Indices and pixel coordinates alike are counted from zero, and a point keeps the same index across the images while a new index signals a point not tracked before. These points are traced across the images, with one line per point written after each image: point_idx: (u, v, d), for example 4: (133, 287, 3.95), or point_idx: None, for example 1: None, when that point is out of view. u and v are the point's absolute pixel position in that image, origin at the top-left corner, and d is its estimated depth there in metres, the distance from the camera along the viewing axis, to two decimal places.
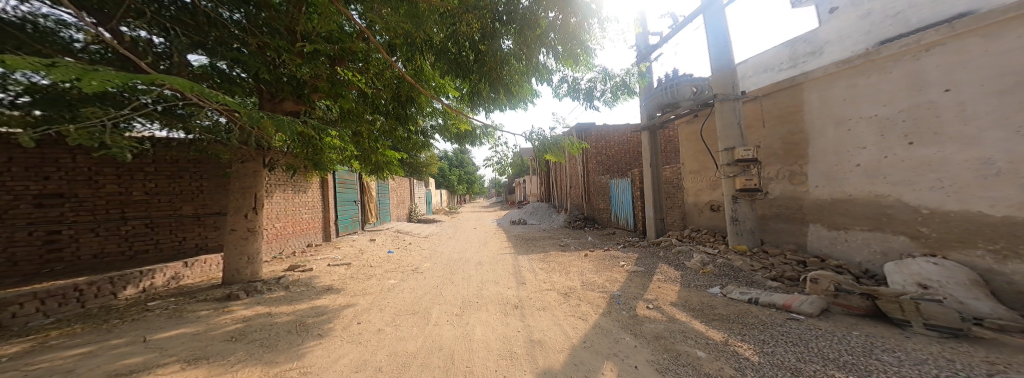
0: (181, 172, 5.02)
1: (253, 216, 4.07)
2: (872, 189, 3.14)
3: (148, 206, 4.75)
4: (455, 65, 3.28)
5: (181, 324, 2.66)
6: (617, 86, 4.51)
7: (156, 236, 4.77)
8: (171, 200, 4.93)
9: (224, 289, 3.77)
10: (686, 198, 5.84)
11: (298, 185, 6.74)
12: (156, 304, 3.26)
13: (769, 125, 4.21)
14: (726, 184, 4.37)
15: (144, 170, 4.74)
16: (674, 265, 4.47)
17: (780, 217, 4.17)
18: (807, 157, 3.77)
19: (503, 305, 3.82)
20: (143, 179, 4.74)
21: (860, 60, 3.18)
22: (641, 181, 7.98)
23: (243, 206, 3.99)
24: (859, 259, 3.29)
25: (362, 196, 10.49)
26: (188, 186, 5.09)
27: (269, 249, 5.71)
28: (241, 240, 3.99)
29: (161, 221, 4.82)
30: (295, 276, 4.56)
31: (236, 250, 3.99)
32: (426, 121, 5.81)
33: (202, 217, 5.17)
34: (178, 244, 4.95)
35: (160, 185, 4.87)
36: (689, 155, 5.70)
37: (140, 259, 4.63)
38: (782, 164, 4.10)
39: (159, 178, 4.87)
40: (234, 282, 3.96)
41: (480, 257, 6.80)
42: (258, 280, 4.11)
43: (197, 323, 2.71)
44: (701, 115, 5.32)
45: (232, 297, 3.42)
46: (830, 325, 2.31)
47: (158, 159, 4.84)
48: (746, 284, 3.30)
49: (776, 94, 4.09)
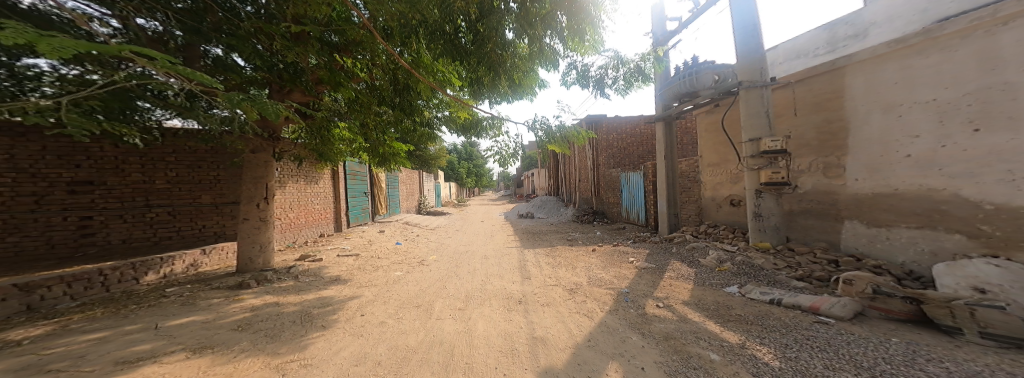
0: (200, 161, 5.15)
1: (265, 205, 4.15)
2: (923, 183, 2.83)
3: (170, 194, 4.92)
4: (453, 48, 3.19)
5: (192, 312, 2.72)
6: (630, 73, 4.29)
7: (177, 223, 4.95)
8: (190, 189, 5.07)
9: (236, 277, 3.88)
10: (704, 192, 5.56)
11: (310, 176, 6.87)
12: (172, 290, 3.37)
13: (803, 113, 3.89)
14: (749, 177, 4.01)
15: (165, 159, 4.89)
16: (688, 261, 4.26)
17: (811, 213, 3.88)
18: (846, 148, 3.45)
19: (507, 300, 3.77)
20: (165, 168, 4.90)
21: (918, 39, 2.85)
22: (654, 174, 7.69)
23: (254, 196, 4.05)
24: (903, 259, 3.00)
25: (372, 189, 10.65)
26: (206, 175, 5.21)
27: (283, 238, 5.90)
28: (253, 229, 4.08)
29: (182, 209, 4.99)
30: (304, 266, 4.65)
31: (248, 239, 4.08)
32: (433, 112, 5.94)
33: (220, 206, 5.30)
34: (199, 232, 5.12)
35: (181, 174, 5.01)
36: (709, 147, 5.40)
37: (164, 244, 4.85)
38: (815, 156, 3.79)
39: (179, 168, 5.00)
40: (247, 271, 4.06)
41: (486, 250, 6.75)
42: (270, 269, 4.20)
43: (207, 311, 2.76)
44: (722, 104, 5.01)
45: (243, 286, 3.49)
46: (866, 330, 2.06)
47: (178, 149, 4.98)
48: (767, 283, 3.05)
49: (812, 80, 3.77)
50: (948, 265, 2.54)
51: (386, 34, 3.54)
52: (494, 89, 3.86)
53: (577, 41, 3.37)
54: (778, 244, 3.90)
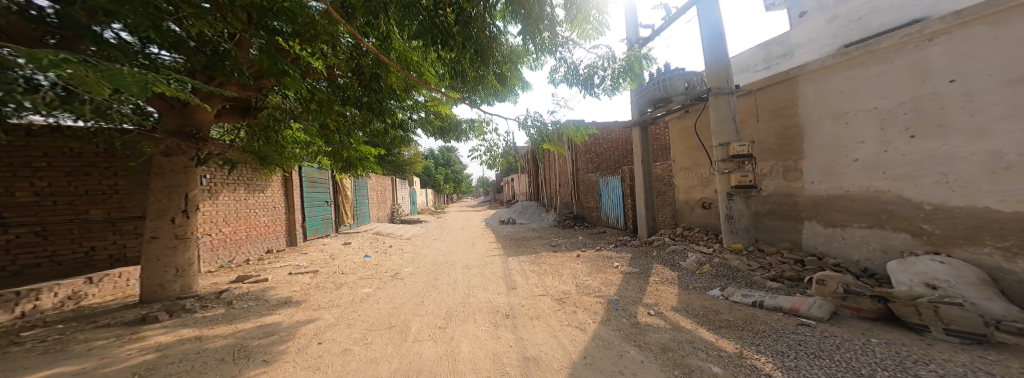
0: (88, 168, 4.13)
1: (182, 220, 3.63)
2: (871, 185, 3.05)
3: (39, 209, 3.79)
4: (433, 25, 2.60)
5: (61, 361, 2.16)
6: (620, 72, 4.30)
7: (51, 246, 3.81)
8: (72, 201, 4.00)
9: (139, 309, 3.24)
10: (677, 196, 5.73)
11: (252, 185, 6.11)
12: (34, 333, 2.66)
13: (763, 119, 4.12)
14: (720, 181, 4.12)
15: (32, 165, 3.79)
16: (670, 265, 4.32)
17: (775, 214, 4.09)
18: (803, 152, 3.68)
19: (492, 315, 3.56)
20: (32, 177, 3.79)
21: (859, 51, 3.08)
22: (631, 178, 7.87)
23: (166, 209, 3.52)
24: (857, 257, 3.21)
25: (338, 197, 9.87)
26: (97, 185, 4.19)
27: (214, 258, 5.11)
28: (166, 249, 3.51)
29: (58, 228, 3.88)
30: (243, 288, 4.07)
31: (159, 262, 3.48)
32: (406, 114, 5.66)
33: (118, 222, 4.30)
34: (85, 257, 4.03)
35: (57, 184, 3.93)
36: (681, 151, 5.58)
37: (29, 275, 3.65)
38: (775, 160, 4.01)
39: (55, 176, 3.93)
40: (154, 301, 3.43)
41: (467, 259, 6.44)
42: (190, 295, 3.65)
43: (85, 358, 2.22)
44: (692, 111, 5.18)
45: (148, 320, 2.90)
46: (845, 331, 2.07)
47: (52, 152, 3.90)
48: (744, 285, 3.10)
49: (770, 88, 3.99)
50: (899, 263, 2.71)
51: (345, 14, 2.94)
52: (480, 77, 3.67)
53: (579, 21, 3.14)
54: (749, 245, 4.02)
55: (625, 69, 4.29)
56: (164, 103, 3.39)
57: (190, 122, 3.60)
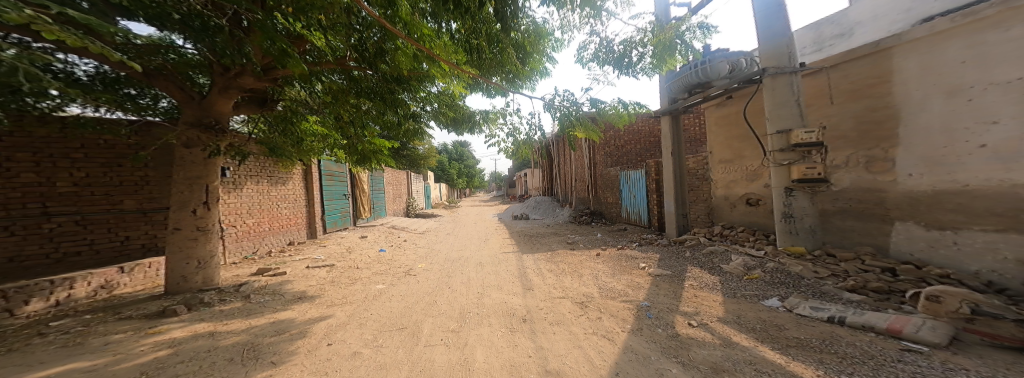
0: (121, 158, 4.02)
1: (203, 212, 3.29)
2: (1005, 177, 2.31)
3: (78, 199, 3.74)
4: None
5: (71, 357, 1.87)
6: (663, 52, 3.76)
7: (90, 235, 3.78)
8: (108, 192, 3.92)
9: (162, 301, 2.95)
10: (715, 191, 5.19)
11: (274, 177, 6.09)
12: (58, 325, 2.38)
13: (838, 101, 3.41)
14: (777, 175, 3.52)
15: (70, 156, 3.72)
16: (708, 268, 3.83)
17: (847, 213, 3.42)
18: (895, 139, 2.93)
19: (509, 318, 3.27)
20: (69, 167, 3.71)
21: (995, 7, 2.35)
22: (657, 173, 7.29)
23: (188, 201, 3.20)
24: (976, 267, 2.48)
25: (353, 191, 9.91)
26: (130, 176, 4.09)
27: (239, 249, 5.09)
28: (188, 241, 3.19)
29: (96, 218, 3.83)
30: (261, 282, 3.80)
31: (180, 253, 3.17)
32: (418, 105, 5.37)
33: (149, 212, 4.21)
34: (120, 246, 3.98)
35: (93, 174, 3.85)
36: (719, 142, 5.03)
37: (72, 262, 3.64)
38: (853, 149, 3.30)
39: (92, 167, 3.85)
40: (176, 293, 3.14)
41: (481, 256, 6.20)
42: (213, 287, 3.35)
43: (97, 354, 1.92)
44: (736, 96, 4.60)
45: (166, 313, 2.53)
46: (978, 364, 1.56)
47: (88, 143, 3.81)
48: (816, 297, 2.56)
49: (849, 64, 3.27)
50: None
51: None
52: (501, 60, 3.47)
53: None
54: (813, 249, 3.41)
55: (687, 44, 3.67)
56: (184, 94, 3.15)
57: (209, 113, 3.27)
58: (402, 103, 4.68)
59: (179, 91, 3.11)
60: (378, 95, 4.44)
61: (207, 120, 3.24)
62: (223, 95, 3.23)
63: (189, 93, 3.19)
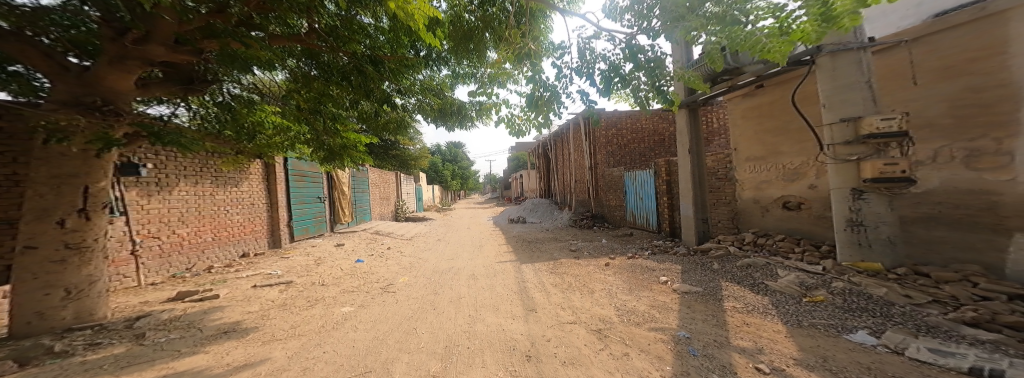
0: None
1: (77, 223, 2.47)
2: None
3: None
4: None
5: None
6: None
7: None
8: None
9: None
10: (743, 193, 4.62)
11: (221, 178, 5.24)
12: None
13: (925, 80, 2.89)
14: (838, 173, 3.03)
15: None
16: (750, 285, 3.26)
17: (936, 220, 2.84)
18: (1014, 124, 2.38)
19: (509, 354, 2.55)
20: None
21: None
22: (668, 173, 6.70)
23: (52, 209, 2.35)
24: None
25: (331, 193, 9.05)
26: None
27: (163, 266, 4.19)
28: (49, 264, 2.34)
29: None
30: (174, 315, 2.96)
31: (37, 281, 2.31)
32: (405, 99, 4.76)
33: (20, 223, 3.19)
34: None
35: None
36: (750, 136, 4.51)
37: None
38: (948, 140, 2.75)
39: None
40: (27, 337, 2.27)
41: (474, 266, 5.46)
42: (86, 327, 2.48)
43: None
44: (767, 85, 4.15)
45: None
46: None
47: None
48: (931, 336, 1.91)
49: (944, 35, 2.76)
50: None
51: None
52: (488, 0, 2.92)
53: None
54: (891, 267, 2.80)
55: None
56: (51, 64, 2.27)
57: (96, 84, 2.41)
58: (376, 90, 3.91)
59: (43, 59, 2.23)
60: (348, 79, 3.76)
61: (87, 99, 2.41)
62: (116, 68, 2.36)
63: (60, 62, 2.32)
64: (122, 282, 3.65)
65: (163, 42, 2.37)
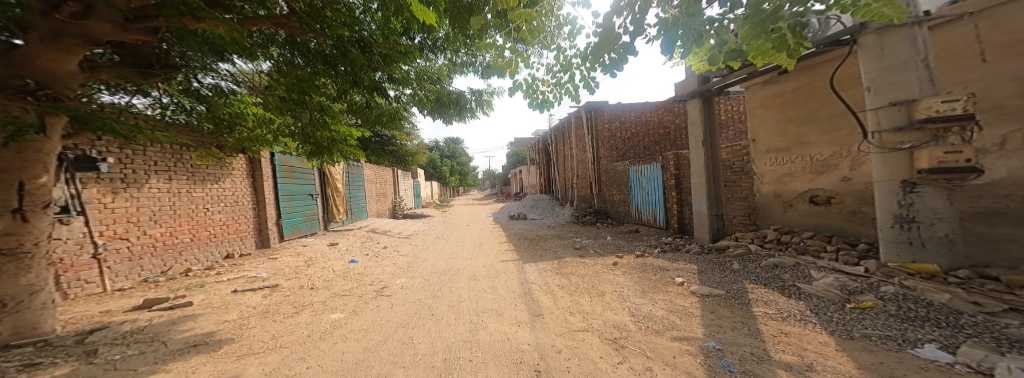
0: None
1: (13, 225, 2.30)
2: None
3: None
4: None
5: None
6: None
7: None
8: None
9: None
10: (763, 187, 4.33)
11: (199, 174, 5.01)
12: None
13: (993, 57, 2.63)
14: (888, 164, 2.75)
15: None
16: (779, 288, 3.00)
17: (1004, 215, 2.59)
18: None
19: (515, 366, 2.26)
20: None
21: None
22: (676, 167, 6.41)
23: None
24: None
25: (324, 190, 8.72)
26: None
27: (134, 269, 4.00)
28: None
29: None
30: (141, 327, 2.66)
31: None
32: (399, 89, 4.43)
33: None
34: None
35: None
36: (770, 127, 4.19)
37: None
38: (1021, 125, 2.51)
39: None
40: None
41: (474, 265, 5.17)
42: (24, 343, 2.33)
43: None
44: (792, 70, 3.83)
45: None
46: None
47: None
48: (1018, 353, 1.61)
49: (1020, 6, 2.50)
50: None
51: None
52: None
53: None
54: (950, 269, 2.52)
55: None
56: None
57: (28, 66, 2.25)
58: (365, 77, 3.57)
59: None
60: (335, 67, 3.48)
61: (14, 81, 2.25)
62: (52, 47, 2.19)
63: None
64: (85, 288, 3.46)
65: (107, 19, 2.22)
